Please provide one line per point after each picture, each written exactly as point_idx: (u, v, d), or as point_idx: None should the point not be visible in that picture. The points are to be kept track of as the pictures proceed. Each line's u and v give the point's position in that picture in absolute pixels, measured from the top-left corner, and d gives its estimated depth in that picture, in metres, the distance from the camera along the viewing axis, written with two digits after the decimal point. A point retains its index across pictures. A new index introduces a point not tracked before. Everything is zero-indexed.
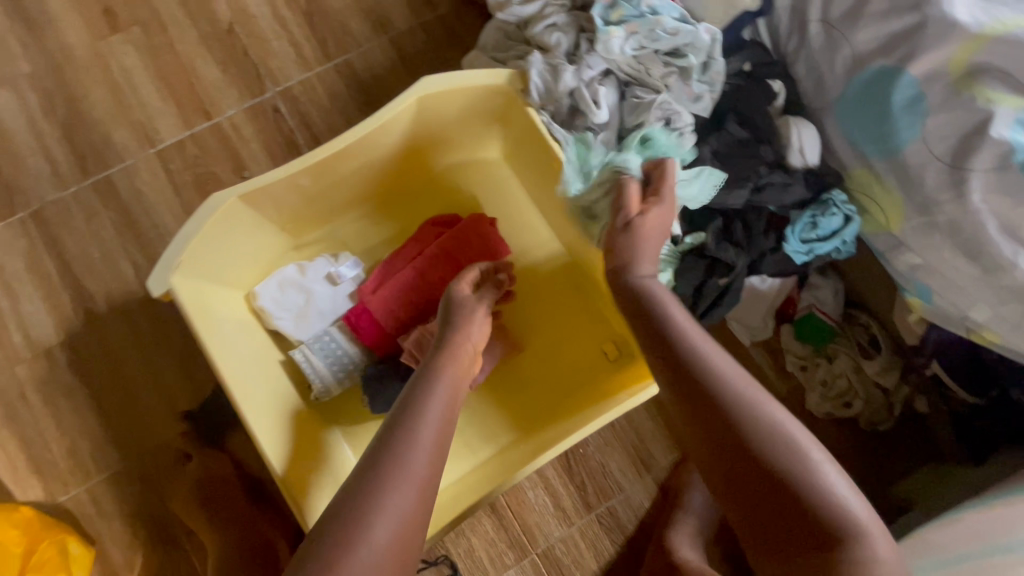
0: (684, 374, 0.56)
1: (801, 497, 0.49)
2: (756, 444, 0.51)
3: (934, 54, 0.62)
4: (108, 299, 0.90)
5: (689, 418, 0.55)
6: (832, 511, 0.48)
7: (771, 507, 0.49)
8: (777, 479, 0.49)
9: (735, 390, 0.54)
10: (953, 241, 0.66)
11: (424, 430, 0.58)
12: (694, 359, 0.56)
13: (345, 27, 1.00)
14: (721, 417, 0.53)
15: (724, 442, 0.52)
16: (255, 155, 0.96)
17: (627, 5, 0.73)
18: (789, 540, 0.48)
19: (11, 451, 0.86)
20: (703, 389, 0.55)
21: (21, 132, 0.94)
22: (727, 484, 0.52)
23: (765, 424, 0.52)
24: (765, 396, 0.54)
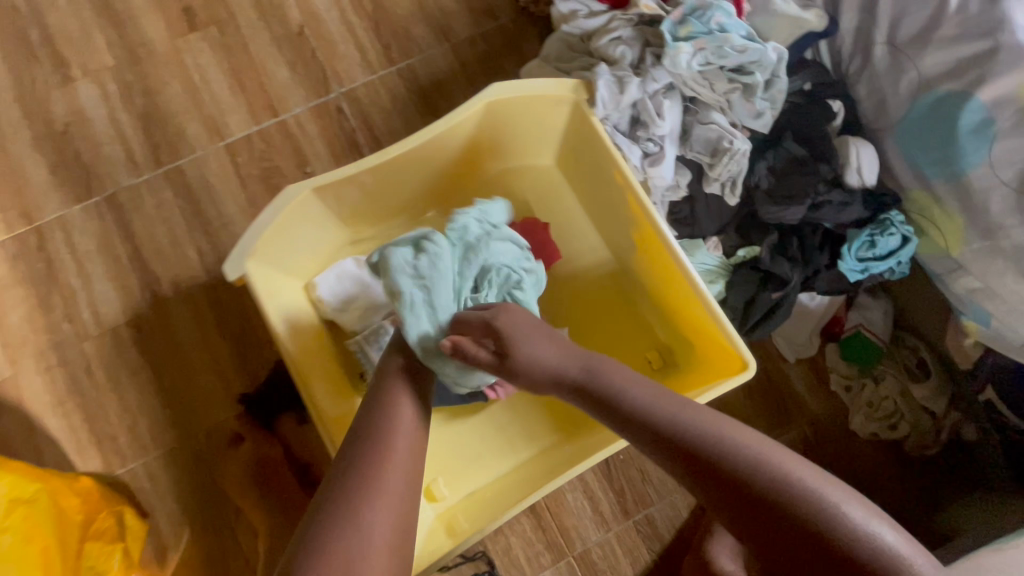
0: (672, 448, 0.56)
1: (834, 538, 0.48)
2: (737, 469, 0.53)
3: (1005, 81, 0.63)
4: (173, 283, 0.94)
5: (692, 487, 0.54)
6: (865, 543, 0.48)
7: (808, 553, 0.49)
8: (803, 524, 0.49)
9: (731, 445, 0.54)
10: (1017, 265, 0.66)
11: (402, 409, 0.63)
12: (672, 427, 0.56)
13: (409, 34, 1.03)
14: (698, 454, 0.54)
15: (741, 503, 0.51)
16: (318, 152, 1.00)
17: (696, 22, 0.74)
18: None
19: (75, 423, 0.89)
20: (699, 457, 0.54)
21: (101, 121, 0.99)
22: (758, 541, 0.51)
23: (772, 476, 0.52)
24: (760, 443, 0.54)
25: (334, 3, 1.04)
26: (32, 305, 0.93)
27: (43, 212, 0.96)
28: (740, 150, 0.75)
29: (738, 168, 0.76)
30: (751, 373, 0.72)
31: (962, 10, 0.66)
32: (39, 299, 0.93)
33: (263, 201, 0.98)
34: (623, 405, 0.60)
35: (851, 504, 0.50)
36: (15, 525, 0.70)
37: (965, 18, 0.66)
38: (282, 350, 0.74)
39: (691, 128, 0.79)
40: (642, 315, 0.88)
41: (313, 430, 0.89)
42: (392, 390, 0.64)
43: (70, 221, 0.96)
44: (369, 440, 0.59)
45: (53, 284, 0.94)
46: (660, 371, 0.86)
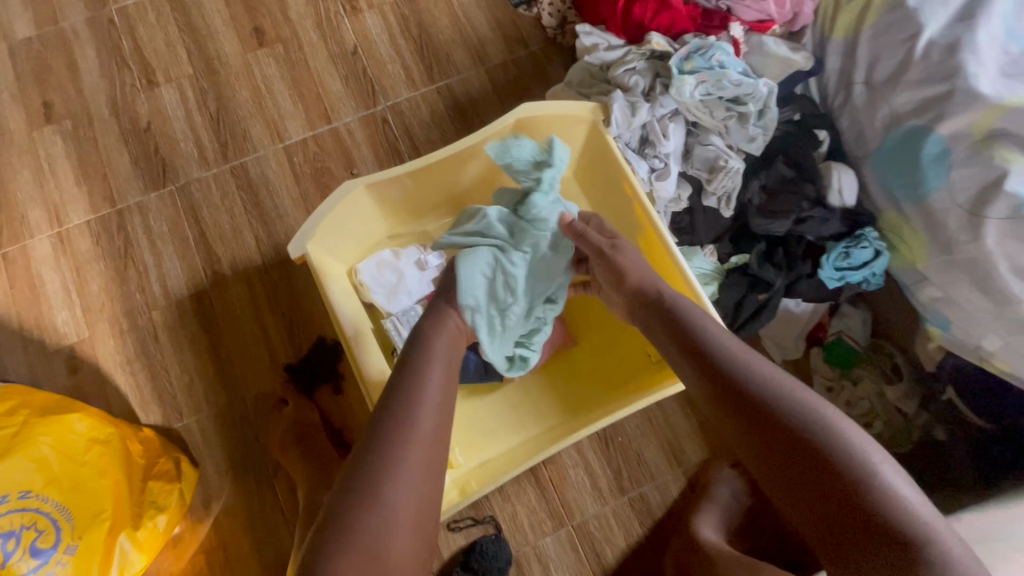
0: (726, 385, 0.62)
1: (859, 491, 0.53)
2: (791, 422, 0.57)
3: (961, 118, 0.74)
4: (232, 264, 1.07)
5: (737, 423, 0.60)
6: (889, 502, 0.52)
7: (829, 499, 0.53)
8: (833, 473, 0.54)
9: (778, 392, 0.59)
10: (970, 278, 0.76)
11: (426, 390, 0.66)
12: (730, 364, 0.63)
13: (449, 57, 1.17)
14: (754, 403, 0.59)
15: (778, 445, 0.57)
16: (364, 156, 1.13)
17: (699, 59, 0.87)
18: (853, 532, 0.52)
19: (141, 381, 1.02)
20: (748, 397, 0.60)
21: (178, 121, 1.14)
22: (786, 484, 0.56)
23: (814, 424, 0.56)
24: (810, 398, 0.59)
25: (385, 27, 1.18)
26: (110, 277, 1.06)
27: (124, 197, 1.10)
28: (733, 169, 0.87)
29: (732, 184, 0.88)
30: None
31: (926, 57, 0.77)
32: (116, 271, 1.07)
33: (314, 196, 1.11)
34: (690, 341, 0.67)
35: (883, 466, 0.54)
36: (93, 460, 0.86)
37: (928, 64, 0.77)
38: (338, 322, 0.88)
39: (692, 148, 0.91)
40: None
41: (348, 399, 1.02)
42: (417, 372, 0.68)
43: (146, 206, 1.10)
44: (388, 420, 0.63)
45: (129, 259, 1.07)
46: (657, 363, 0.96)
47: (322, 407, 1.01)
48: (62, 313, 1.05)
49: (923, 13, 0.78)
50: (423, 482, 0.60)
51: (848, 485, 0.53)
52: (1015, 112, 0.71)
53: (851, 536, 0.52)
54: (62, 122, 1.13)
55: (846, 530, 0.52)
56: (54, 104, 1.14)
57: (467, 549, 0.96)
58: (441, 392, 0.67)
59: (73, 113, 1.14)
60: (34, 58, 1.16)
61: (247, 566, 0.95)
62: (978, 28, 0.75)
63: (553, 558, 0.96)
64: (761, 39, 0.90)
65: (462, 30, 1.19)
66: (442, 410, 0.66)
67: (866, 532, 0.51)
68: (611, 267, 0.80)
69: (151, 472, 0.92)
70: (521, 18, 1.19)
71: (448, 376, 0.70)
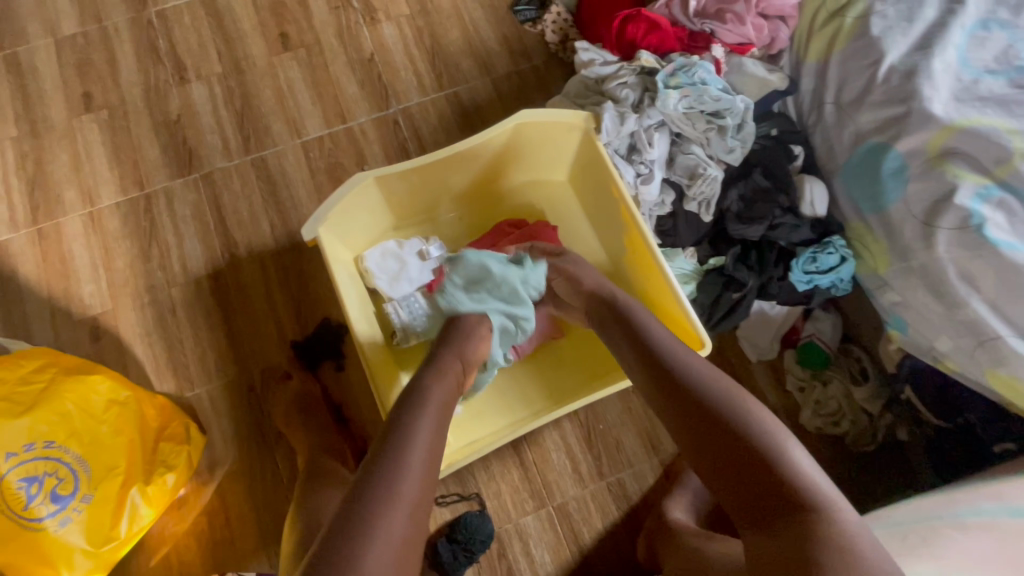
0: (671, 381, 0.71)
1: (774, 471, 0.60)
2: (716, 409, 0.66)
3: (917, 137, 0.82)
4: (248, 248, 1.15)
5: (678, 414, 0.68)
6: (795, 477, 0.59)
7: (749, 476, 0.61)
8: (754, 454, 0.61)
9: (711, 385, 0.68)
10: (924, 283, 0.83)
11: (414, 452, 0.64)
12: (677, 363, 0.72)
13: (459, 67, 1.27)
14: (689, 394, 0.68)
15: (708, 430, 0.65)
16: (375, 154, 1.22)
17: (683, 75, 0.95)
18: (767, 505, 0.59)
19: (157, 351, 1.10)
20: (688, 392, 0.69)
21: (206, 116, 1.23)
22: (714, 465, 0.63)
23: (741, 415, 0.65)
24: (744, 396, 0.67)
25: (401, 38, 1.28)
26: (135, 254, 1.15)
27: (152, 182, 1.19)
28: (712, 176, 0.95)
29: (711, 190, 0.96)
30: (706, 352, 0.86)
31: (887, 81, 0.86)
32: (141, 250, 1.15)
33: (327, 188, 1.19)
34: (643, 347, 0.77)
35: (799, 454, 0.62)
36: (110, 419, 0.92)
37: (889, 88, 0.85)
38: (343, 302, 0.94)
39: (675, 157, 0.99)
40: None
41: (348, 376, 1.09)
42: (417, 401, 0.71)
43: (172, 191, 1.19)
44: (389, 445, 0.65)
45: (154, 239, 1.16)
46: None
47: (324, 384, 1.08)
48: (89, 285, 1.13)
49: (885, 41, 0.87)
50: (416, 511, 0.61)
51: (765, 464, 0.60)
52: (964, 133, 0.79)
53: (765, 507, 0.59)
54: (100, 111, 1.23)
55: (761, 502, 0.59)
56: (94, 95, 1.24)
57: (452, 522, 1.01)
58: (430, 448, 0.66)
59: (110, 104, 1.23)
60: (77, 52, 1.26)
61: (246, 529, 1.02)
62: (934, 57, 0.83)
63: (533, 535, 1.02)
64: (740, 60, 1.00)
65: (472, 42, 1.28)
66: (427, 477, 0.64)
67: (778, 505, 0.58)
68: (569, 271, 0.93)
69: (163, 434, 0.99)
70: (526, 33, 1.29)
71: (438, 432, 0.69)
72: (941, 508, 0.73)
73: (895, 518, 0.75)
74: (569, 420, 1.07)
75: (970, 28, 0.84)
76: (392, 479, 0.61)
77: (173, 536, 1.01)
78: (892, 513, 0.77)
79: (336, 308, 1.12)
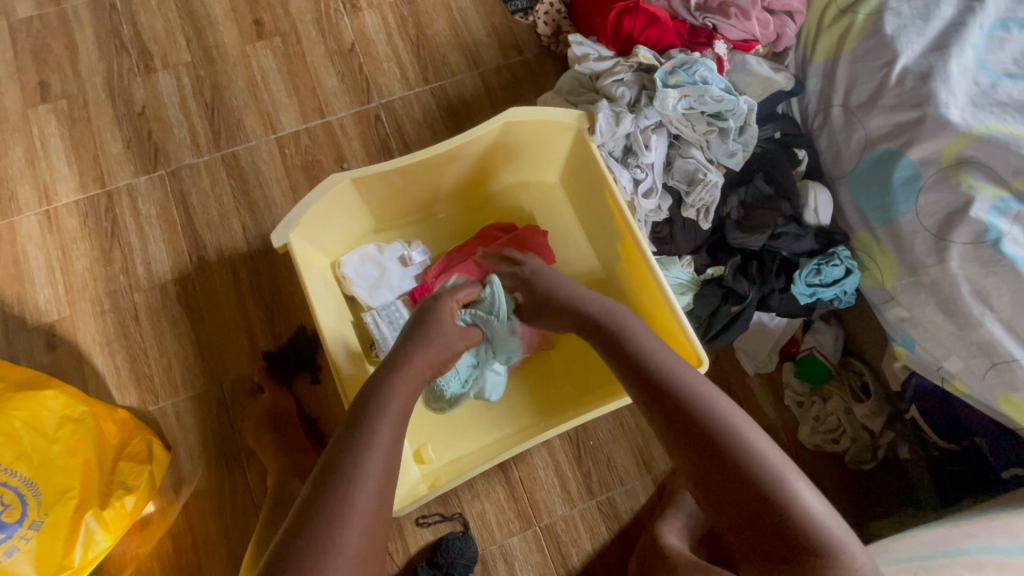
0: (664, 399, 0.62)
1: (772, 501, 0.54)
2: (710, 427, 0.58)
3: (930, 144, 0.77)
4: (218, 251, 1.08)
5: (671, 437, 0.60)
6: (796, 507, 0.53)
7: (751, 516, 0.54)
8: (754, 485, 0.54)
9: (703, 399, 0.61)
10: (935, 299, 0.78)
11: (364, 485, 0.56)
12: (670, 380, 0.64)
13: (444, 59, 1.19)
14: (679, 408, 0.61)
15: (706, 461, 0.57)
16: (355, 151, 1.14)
17: (684, 73, 0.89)
18: (768, 544, 0.53)
19: (119, 361, 1.03)
20: (683, 414, 0.60)
21: (173, 108, 1.15)
22: (711, 499, 0.56)
23: (743, 446, 0.57)
24: (744, 421, 0.60)
25: (383, 27, 1.20)
26: (95, 257, 1.07)
27: (114, 179, 1.11)
28: (712, 182, 0.89)
29: (711, 197, 0.90)
30: (703, 369, 0.80)
31: (900, 84, 0.81)
32: (102, 252, 1.07)
33: (303, 187, 1.12)
34: (633, 359, 0.68)
35: (805, 489, 0.55)
36: (63, 438, 0.85)
37: (901, 91, 0.81)
38: (315, 313, 0.87)
39: (674, 160, 0.93)
40: None
41: (324, 390, 1.03)
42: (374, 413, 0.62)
43: (136, 188, 1.11)
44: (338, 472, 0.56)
45: (116, 240, 1.08)
46: None
47: (299, 398, 1.02)
48: (45, 290, 1.05)
49: (899, 41, 0.81)
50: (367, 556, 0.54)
51: (768, 503, 0.54)
52: (982, 142, 0.74)
53: (767, 549, 0.53)
54: (57, 102, 1.14)
55: (763, 544, 0.53)
56: (51, 83, 1.15)
57: (434, 545, 0.96)
58: (381, 484, 0.57)
59: (69, 94, 1.15)
60: (33, 37, 1.17)
61: (213, 551, 0.96)
62: (951, 59, 0.78)
63: (519, 557, 0.97)
64: (745, 57, 0.93)
65: (459, 33, 1.21)
66: (373, 525, 0.55)
67: (781, 542, 0.52)
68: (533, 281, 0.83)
69: (123, 453, 0.93)
70: (517, 25, 1.22)
71: (390, 467, 0.59)
72: (949, 541, 0.70)
73: (899, 550, 0.71)
74: (558, 436, 1.02)
75: (989, 28, 0.79)
76: (335, 521, 0.53)
77: (134, 559, 0.95)
78: (897, 543, 0.73)
79: (310, 317, 1.05)
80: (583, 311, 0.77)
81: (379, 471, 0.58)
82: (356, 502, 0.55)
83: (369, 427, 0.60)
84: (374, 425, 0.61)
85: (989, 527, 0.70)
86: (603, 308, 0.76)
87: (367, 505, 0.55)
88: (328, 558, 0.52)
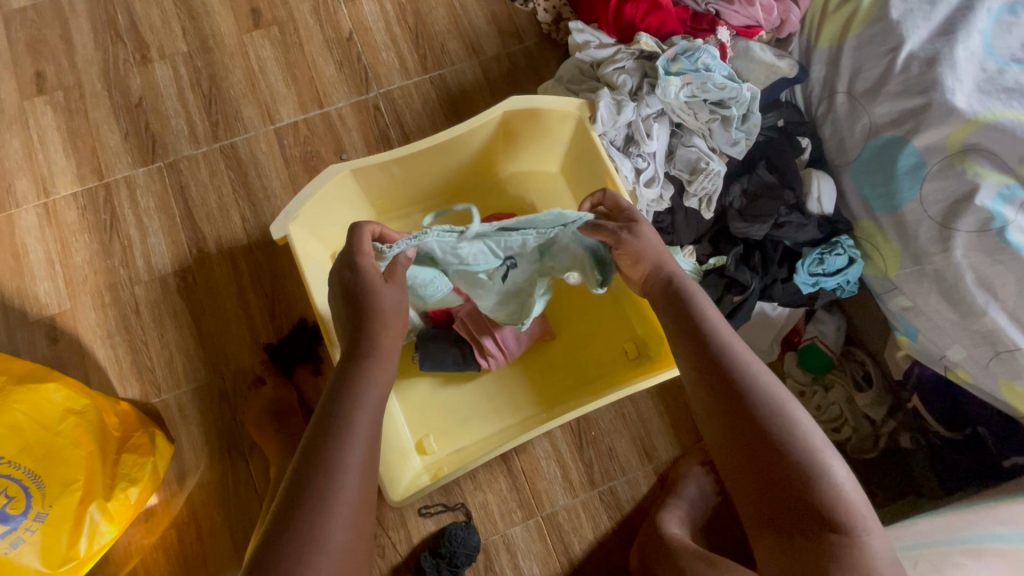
0: (709, 363, 0.60)
1: (802, 478, 0.53)
2: (750, 398, 0.57)
3: (936, 131, 0.76)
4: (218, 243, 1.07)
5: (709, 401, 0.59)
6: (827, 487, 0.52)
7: (777, 489, 0.53)
8: (787, 461, 0.53)
9: (748, 370, 0.59)
10: (938, 289, 0.78)
11: (347, 474, 0.55)
12: (720, 345, 0.61)
13: (444, 48, 1.18)
14: (723, 375, 0.59)
15: (742, 430, 0.56)
16: (354, 142, 1.14)
17: (686, 61, 0.88)
18: (791, 518, 0.52)
19: (120, 354, 1.03)
20: (728, 382, 0.58)
21: (171, 99, 1.14)
22: (740, 466, 0.56)
23: (783, 422, 0.55)
24: (788, 398, 0.57)
25: (382, 15, 1.19)
26: (94, 250, 1.07)
27: (112, 171, 1.10)
28: (714, 171, 0.88)
29: (713, 186, 0.89)
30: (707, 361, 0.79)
31: (906, 71, 0.80)
32: (102, 245, 1.07)
33: (302, 178, 1.11)
34: (686, 320, 0.64)
35: (841, 474, 0.53)
36: (67, 431, 0.85)
37: (907, 77, 0.79)
38: (315, 308, 0.87)
39: (676, 149, 0.93)
40: (623, 310, 1.01)
41: (325, 381, 1.03)
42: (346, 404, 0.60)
43: (134, 180, 1.10)
44: (319, 463, 0.55)
45: (115, 233, 1.08)
46: (634, 360, 0.98)
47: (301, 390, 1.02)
48: (45, 284, 1.05)
49: (905, 26, 0.80)
50: (354, 549, 0.53)
51: (799, 478, 0.53)
52: (988, 128, 0.73)
53: (788, 522, 0.52)
54: (53, 93, 1.13)
55: (786, 516, 0.52)
56: (46, 74, 1.14)
57: (436, 534, 0.97)
58: (363, 473, 0.56)
59: (65, 85, 1.14)
60: (28, 28, 1.16)
61: (218, 541, 0.96)
62: (957, 44, 0.77)
63: (521, 547, 0.97)
64: (748, 44, 0.92)
65: (458, 21, 1.19)
66: (359, 516, 0.54)
67: (805, 519, 0.51)
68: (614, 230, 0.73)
69: (126, 445, 0.92)
70: (517, 12, 1.20)
71: (371, 457, 0.58)
72: (952, 531, 0.70)
73: (903, 539, 0.72)
74: (560, 427, 1.02)
75: (997, 12, 0.78)
76: (318, 512, 0.52)
77: (139, 550, 0.96)
78: (901, 532, 0.74)
79: (310, 309, 1.05)
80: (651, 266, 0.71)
81: (360, 461, 0.56)
82: (338, 493, 0.53)
83: (345, 416, 0.59)
84: (352, 413, 0.59)
85: (990, 517, 0.70)
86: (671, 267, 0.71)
87: (353, 495, 0.54)
88: (314, 552, 0.50)
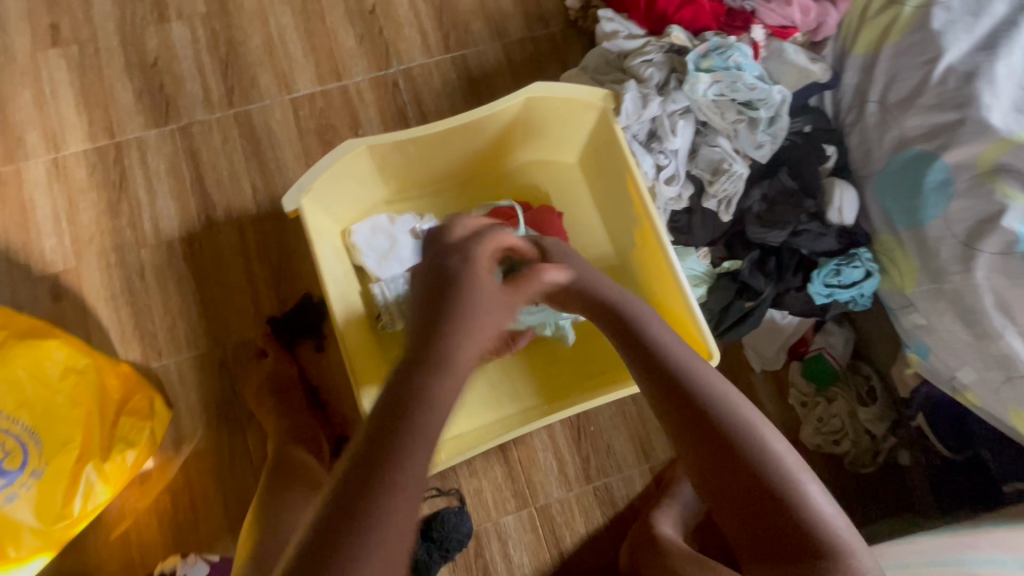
0: (675, 390, 0.59)
1: (783, 500, 0.53)
2: (721, 423, 0.56)
3: (968, 148, 0.75)
4: (226, 211, 1.06)
5: (678, 428, 0.58)
6: (805, 507, 0.53)
7: (757, 512, 0.53)
8: (764, 485, 0.54)
9: (716, 393, 0.58)
10: (954, 308, 0.77)
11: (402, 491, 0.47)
12: (685, 375, 0.60)
13: (468, 28, 1.16)
14: (690, 400, 0.58)
15: (719, 459, 0.55)
16: (370, 118, 1.12)
17: (717, 58, 0.86)
18: (777, 542, 0.53)
19: (123, 317, 1.02)
20: (698, 410, 0.57)
21: (187, 61, 1.12)
22: (719, 494, 0.55)
23: (758, 450, 0.55)
24: (761, 420, 0.57)
25: None
26: (102, 210, 1.05)
27: (123, 130, 1.09)
28: (737, 173, 0.86)
29: (733, 189, 0.87)
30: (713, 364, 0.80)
31: (942, 83, 0.78)
32: (110, 205, 1.06)
33: (316, 152, 1.09)
34: (647, 344, 0.63)
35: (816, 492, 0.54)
36: (66, 389, 0.85)
37: (943, 90, 0.78)
38: (321, 279, 0.85)
39: (699, 148, 0.90)
40: None
41: (328, 358, 1.02)
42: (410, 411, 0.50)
43: (146, 142, 1.08)
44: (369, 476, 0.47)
45: (123, 193, 1.06)
46: None
47: (302, 364, 1.01)
48: (50, 240, 1.04)
49: (946, 37, 0.78)
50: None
51: (780, 504, 0.53)
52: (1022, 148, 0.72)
53: (774, 545, 0.53)
54: (68, 47, 1.11)
55: (771, 541, 0.53)
56: (62, 27, 1.12)
57: (429, 518, 0.97)
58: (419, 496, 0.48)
59: (80, 39, 1.11)
60: None
61: (211, 509, 0.96)
62: (997, 60, 0.75)
63: (512, 535, 0.97)
64: (782, 45, 0.89)
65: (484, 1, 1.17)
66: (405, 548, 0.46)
67: (790, 543, 0.52)
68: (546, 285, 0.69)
69: (125, 408, 0.91)
70: None
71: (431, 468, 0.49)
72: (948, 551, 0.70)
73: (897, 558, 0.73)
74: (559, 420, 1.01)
75: None
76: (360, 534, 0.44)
77: (133, 512, 0.96)
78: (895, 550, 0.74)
79: (317, 284, 1.04)
80: (603, 292, 0.69)
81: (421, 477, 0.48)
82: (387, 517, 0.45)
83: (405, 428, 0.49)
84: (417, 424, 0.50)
85: (985, 539, 0.70)
86: (616, 291, 0.70)
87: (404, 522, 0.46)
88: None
